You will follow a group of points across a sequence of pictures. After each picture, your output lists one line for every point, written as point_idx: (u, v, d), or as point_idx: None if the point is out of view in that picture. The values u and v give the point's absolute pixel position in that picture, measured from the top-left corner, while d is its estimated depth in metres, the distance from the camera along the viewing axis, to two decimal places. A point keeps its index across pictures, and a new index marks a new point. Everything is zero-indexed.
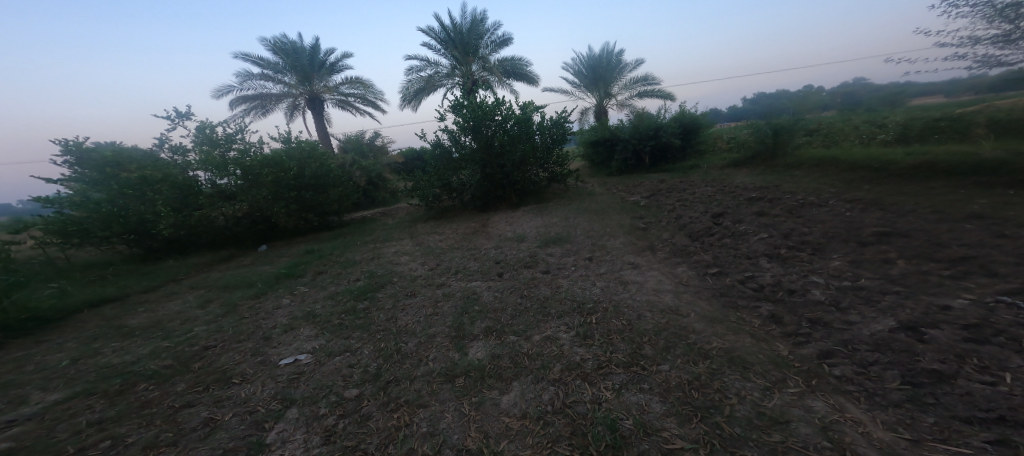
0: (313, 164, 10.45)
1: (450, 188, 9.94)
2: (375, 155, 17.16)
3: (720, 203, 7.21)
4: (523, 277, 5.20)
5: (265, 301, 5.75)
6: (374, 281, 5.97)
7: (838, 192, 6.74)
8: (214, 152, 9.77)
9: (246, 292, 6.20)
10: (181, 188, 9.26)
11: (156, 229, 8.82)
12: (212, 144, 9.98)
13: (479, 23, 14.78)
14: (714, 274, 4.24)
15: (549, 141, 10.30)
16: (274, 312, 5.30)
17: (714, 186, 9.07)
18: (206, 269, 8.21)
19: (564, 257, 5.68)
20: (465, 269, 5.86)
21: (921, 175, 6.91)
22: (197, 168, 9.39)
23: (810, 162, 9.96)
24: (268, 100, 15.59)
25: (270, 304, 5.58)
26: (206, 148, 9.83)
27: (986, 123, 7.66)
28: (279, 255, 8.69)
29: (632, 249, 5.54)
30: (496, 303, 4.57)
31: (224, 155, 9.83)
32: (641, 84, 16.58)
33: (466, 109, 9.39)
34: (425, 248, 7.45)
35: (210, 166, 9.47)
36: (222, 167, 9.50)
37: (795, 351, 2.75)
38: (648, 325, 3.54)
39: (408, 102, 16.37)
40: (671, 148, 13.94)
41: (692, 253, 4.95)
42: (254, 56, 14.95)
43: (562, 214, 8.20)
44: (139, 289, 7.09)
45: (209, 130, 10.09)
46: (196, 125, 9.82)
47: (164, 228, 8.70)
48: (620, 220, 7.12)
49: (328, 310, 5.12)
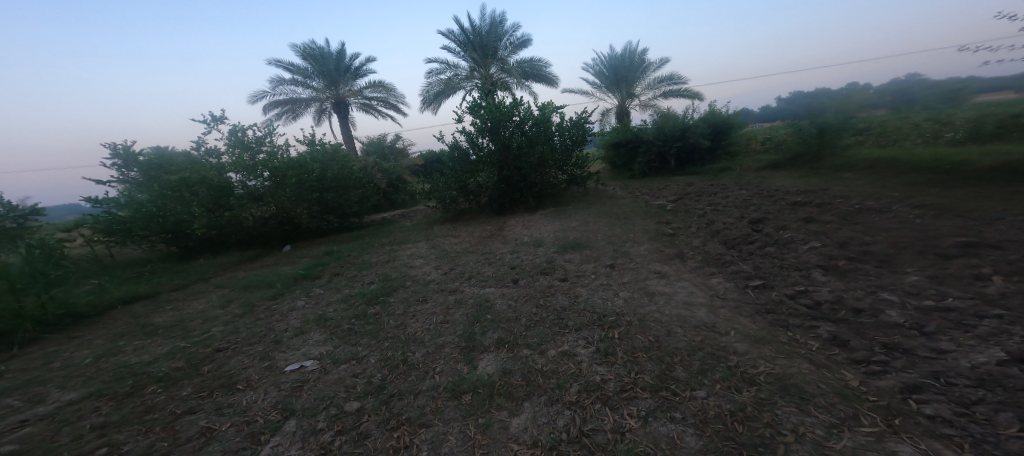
0: (335, 166, 10.59)
1: (467, 190, 9.74)
2: (396, 157, 17.30)
3: (756, 208, 6.62)
4: (539, 284, 4.87)
5: (281, 303, 5.67)
6: (387, 285, 5.80)
7: (896, 197, 6.03)
8: (245, 155, 10.01)
9: (265, 293, 6.18)
10: (219, 190, 9.40)
11: (191, 229, 9.00)
12: (243, 147, 10.22)
13: (498, 25, 14.64)
14: (755, 287, 3.76)
15: (568, 142, 9.93)
16: (287, 314, 5.22)
17: (749, 190, 8.43)
18: (232, 268, 8.35)
19: (583, 263, 5.31)
20: (479, 275, 5.60)
21: (999, 178, 6.16)
22: (230, 170, 9.53)
23: (863, 164, 9.10)
24: (297, 105, 16.02)
25: (285, 306, 5.50)
26: (238, 151, 10.07)
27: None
28: (299, 256, 8.75)
29: (659, 256, 5.10)
30: (510, 312, 4.27)
31: (255, 158, 10.04)
32: (666, 84, 15.90)
33: (484, 110, 9.19)
34: (440, 251, 7.27)
35: (241, 168, 9.59)
36: (253, 169, 9.65)
37: (866, 382, 2.28)
38: (680, 343, 3.13)
39: (429, 105, 16.41)
40: (699, 150, 13.23)
41: (728, 262, 4.47)
42: (285, 62, 15.40)
43: (582, 218, 7.82)
44: (169, 286, 7.25)
45: (239, 133, 10.36)
46: (230, 129, 10.07)
47: (197, 227, 8.86)
48: (645, 225, 6.67)
49: (339, 314, 4.97)
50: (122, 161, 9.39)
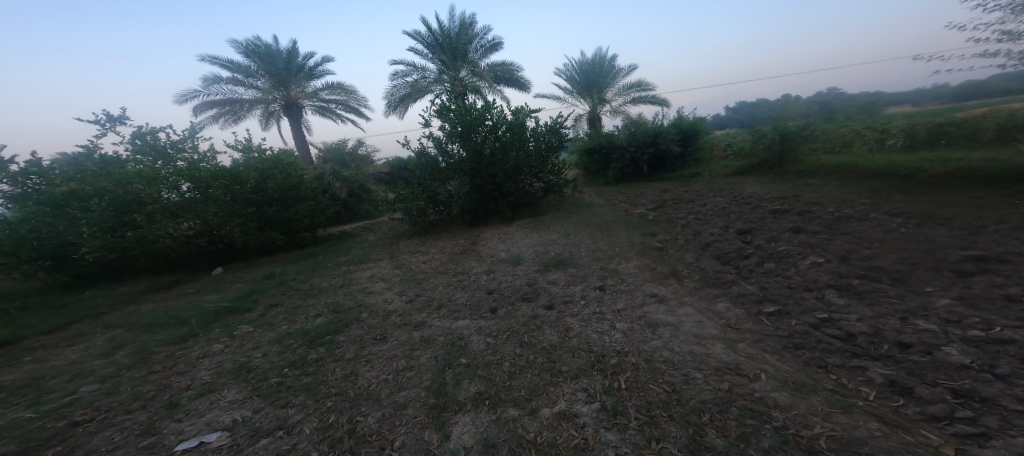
0: (279, 175, 9.33)
1: (436, 200, 8.87)
2: (357, 164, 15.97)
3: (741, 217, 6.34)
4: (522, 314, 4.16)
5: (192, 347, 4.52)
6: (336, 319, 4.83)
7: (874, 203, 5.94)
8: (157, 164, 8.53)
9: (171, 334, 4.96)
10: (123, 203, 7.77)
11: (78, 253, 7.41)
12: (156, 154, 8.71)
13: (469, 27, 13.97)
14: (770, 313, 3.30)
15: (544, 149, 9.32)
16: (195, 364, 4.10)
17: (726, 197, 8.27)
18: (139, 299, 6.90)
19: (569, 286, 4.67)
20: (450, 303, 4.76)
21: (956, 184, 6.33)
22: (137, 181, 7.93)
23: (824, 170, 9.28)
24: (238, 106, 14.32)
25: (195, 353, 4.36)
26: (149, 159, 8.55)
27: (996, 127, 6.89)
28: (231, 281, 7.43)
29: (651, 275, 4.59)
30: (488, 354, 3.50)
31: (167, 166, 8.60)
32: (635, 90, 15.89)
33: (454, 113, 8.41)
34: (404, 272, 6.34)
35: (139, 178, 7.96)
36: (161, 179, 8.18)
37: (965, 449, 1.76)
38: (705, 396, 2.53)
39: (393, 109, 15.34)
40: (670, 156, 13.24)
41: (729, 282, 4.02)
42: (224, 58, 13.71)
43: (562, 230, 7.24)
44: (42, 328, 5.73)
45: (147, 137, 8.79)
46: (134, 133, 8.62)
47: (85, 252, 7.28)
48: (630, 237, 6.17)
49: (268, 362, 3.95)
50: None
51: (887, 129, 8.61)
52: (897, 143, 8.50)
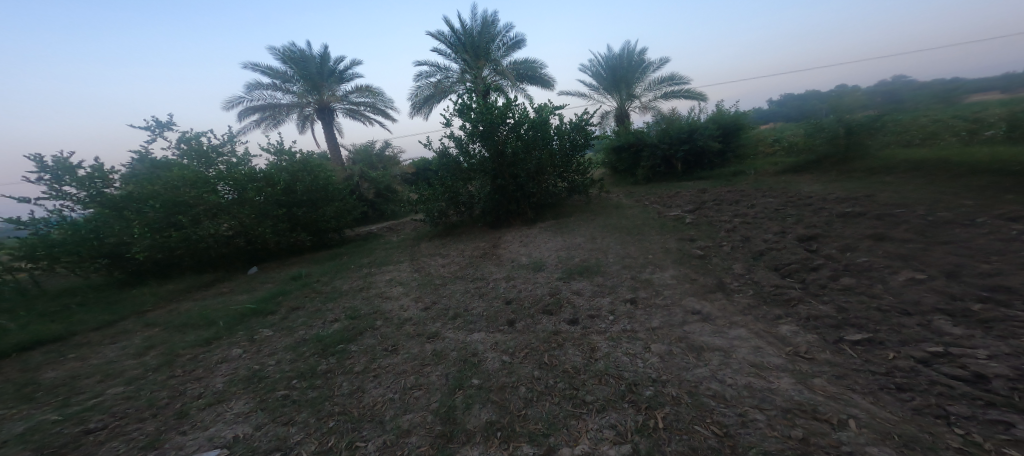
0: (308, 177, 9.63)
1: (458, 201, 8.64)
2: (385, 165, 16.15)
3: (797, 221, 5.55)
4: (543, 329, 3.73)
5: (213, 351, 4.43)
6: (350, 326, 4.62)
7: (969, 207, 4.97)
8: (201, 167, 8.86)
9: (196, 336, 4.93)
10: (173, 206, 8.06)
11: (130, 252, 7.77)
12: (200, 157, 9.08)
13: (491, 26, 13.71)
14: (856, 342, 2.70)
15: (568, 147, 8.81)
16: (211, 369, 3.96)
17: (776, 197, 7.38)
18: (178, 298, 7.11)
19: (596, 297, 4.18)
20: (466, 313, 4.41)
21: None
22: (184, 184, 8.24)
23: (905, 166, 8.03)
24: (277, 111, 14.89)
25: (214, 357, 4.25)
26: (195, 163, 8.93)
27: None
28: (262, 281, 7.53)
29: (693, 288, 4.01)
30: (503, 375, 3.10)
31: (209, 168, 8.92)
32: (667, 85, 14.91)
33: (474, 112, 8.10)
34: (423, 277, 6.09)
35: (185, 181, 8.17)
36: (203, 181, 8.35)
37: None
38: (771, 445, 1.97)
39: (419, 110, 15.37)
40: (708, 154, 12.25)
41: (794, 300, 3.41)
42: (264, 65, 14.28)
43: (587, 233, 6.72)
44: (90, 324, 5.93)
45: (193, 141, 9.18)
46: (183, 138, 9.02)
47: (136, 251, 7.58)
48: (664, 243, 5.56)
49: (278, 371, 3.74)
50: (52, 174, 8.10)
51: (983, 120, 7.26)
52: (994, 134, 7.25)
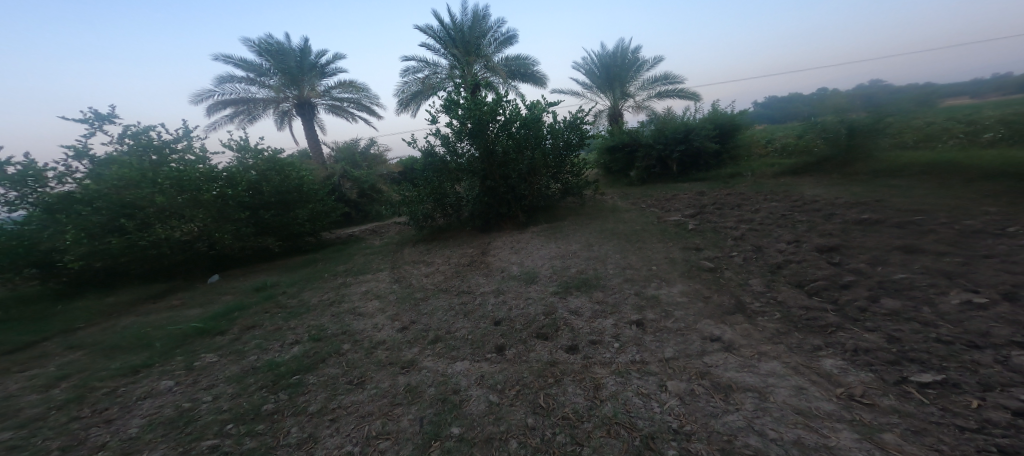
0: (275, 178, 9.10)
1: (445, 203, 8.06)
2: (369, 164, 15.38)
3: (811, 229, 5.11)
4: (537, 359, 3.16)
5: (141, 382, 3.72)
6: (311, 351, 3.96)
7: (995, 214, 4.59)
8: (150, 164, 8.16)
9: (126, 363, 4.20)
10: (118, 208, 7.27)
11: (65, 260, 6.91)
12: (147, 151, 8.34)
13: (482, 20, 13.12)
14: (925, 385, 2.21)
15: (562, 147, 8.29)
16: (131, 407, 3.27)
17: (779, 201, 6.98)
18: (120, 313, 6.31)
19: (597, 319, 3.63)
20: (449, 336, 3.81)
21: None
22: (126, 185, 7.28)
23: (907, 170, 7.67)
24: (252, 105, 14.03)
25: (138, 392, 3.54)
26: (139, 157, 8.20)
27: None
28: (220, 292, 6.81)
29: (709, 309, 3.50)
30: (490, 422, 2.51)
31: (158, 166, 8.19)
32: (661, 84, 14.55)
33: (463, 109, 7.49)
34: (403, 289, 5.48)
35: (128, 181, 7.30)
36: (150, 181, 7.52)
37: None
38: None
39: (406, 107, 14.67)
40: (704, 154, 11.88)
41: (831, 327, 2.94)
42: (236, 57, 13.41)
43: (584, 239, 6.18)
44: (8, 346, 5.13)
45: (140, 135, 8.43)
46: (131, 133, 8.41)
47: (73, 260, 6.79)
48: (668, 252, 5.07)
49: (212, 411, 3.08)
50: None
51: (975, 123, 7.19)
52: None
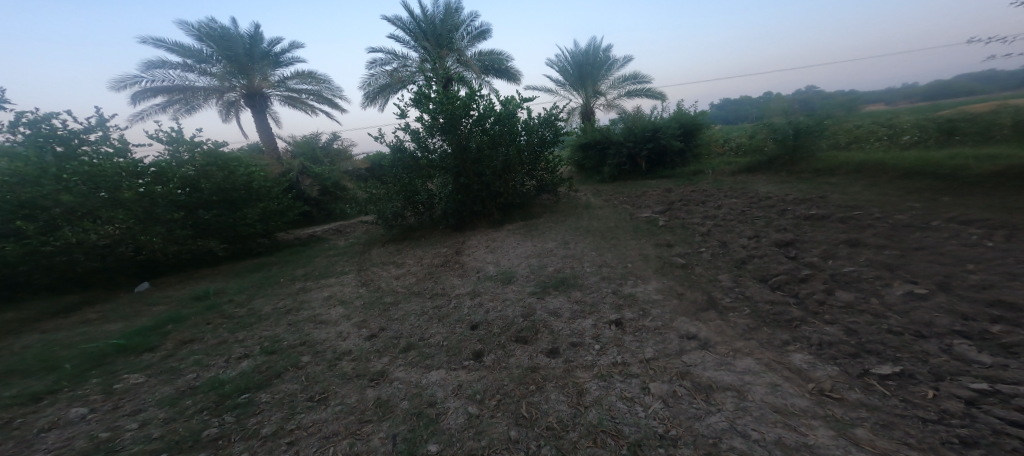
0: (218, 175, 8.44)
1: (416, 200, 7.74)
2: (333, 160, 14.60)
3: (769, 224, 5.35)
4: (517, 365, 3.05)
5: (50, 411, 3.24)
6: (263, 366, 3.62)
7: (925, 209, 4.98)
8: (57, 157, 7.34)
9: (31, 389, 3.65)
10: (16, 207, 6.44)
11: None
12: (52, 142, 7.46)
13: (454, 13, 12.74)
14: (885, 377, 2.30)
15: (536, 143, 8.19)
16: (33, 441, 2.80)
17: (738, 198, 7.29)
18: (21, 330, 5.60)
19: (576, 319, 3.57)
20: (422, 343, 3.61)
21: (1008, 184, 5.36)
22: (26, 181, 6.58)
23: (845, 168, 8.24)
24: (191, 94, 12.85)
25: (42, 423, 3.05)
26: (42, 148, 7.32)
27: (1012, 123, 6.46)
28: (151, 304, 6.28)
29: (683, 306, 3.54)
30: (469, 436, 2.35)
31: (66, 160, 7.39)
32: (630, 83, 14.85)
33: (434, 103, 7.21)
34: (370, 293, 5.18)
35: (23, 178, 6.55)
36: (52, 177, 6.79)
37: None
38: None
39: (372, 101, 14.04)
40: (670, 152, 12.24)
41: (796, 321, 3.04)
42: (170, 40, 12.21)
43: (559, 237, 6.13)
44: None
45: (43, 124, 7.51)
46: (29, 122, 7.47)
47: None
48: (641, 249, 5.11)
49: (139, 439, 2.70)
50: None
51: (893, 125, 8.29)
52: (912, 139, 8.01)
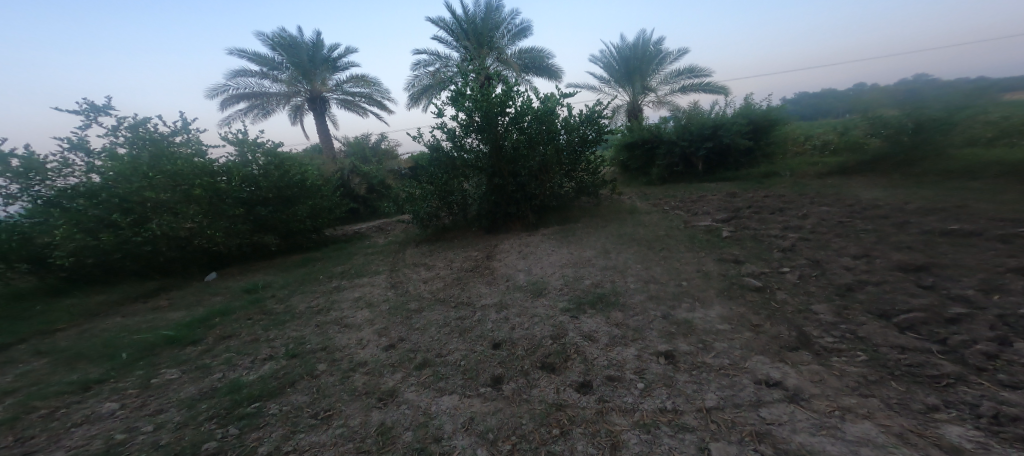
0: (275, 174, 8.85)
1: (450, 201, 7.58)
2: (379, 159, 15.04)
3: (879, 241, 4.29)
4: (541, 401, 2.52)
5: (89, 402, 3.31)
6: (283, 373, 3.43)
7: None
8: (150, 157, 8.04)
9: (84, 377, 3.83)
10: (114, 204, 7.16)
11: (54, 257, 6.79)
12: (149, 144, 8.23)
13: (496, 11, 12.51)
14: None
15: (577, 143, 7.59)
16: (61, 435, 2.81)
17: (831, 205, 6.12)
18: (102, 313, 6.13)
19: (615, 347, 2.98)
20: (438, 361, 3.23)
21: None
22: (120, 178, 7.29)
23: (986, 170, 6.63)
24: (265, 99, 13.86)
25: (76, 416, 3.09)
26: (139, 150, 8.07)
27: None
28: (209, 295, 6.64)
29: (761, 342, 2.79)
30: None
31: (157, 160, 8.07)
32: (686, 77, 13.60)
33: (469, 100, 6.90)
34: (398, 297, 4.95)
35: (119, 175, 7.28)
36: (140, 175, 7.42)
37: None
38: None
39: (417, 102, 14.26)
40: (735, 152, 11.00)
41: (947, 379, 2.16)
42: (251, 51, 13.29)
43: (598, 244, 5.52)
44: None
45: (141, 128, 8.36)
46: (128, 126, 8.34)
47: (58, 257, 6.74)
48: (700, 264, 4.35)
49: (145, 445, 2.57)
50: None
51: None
52: None
